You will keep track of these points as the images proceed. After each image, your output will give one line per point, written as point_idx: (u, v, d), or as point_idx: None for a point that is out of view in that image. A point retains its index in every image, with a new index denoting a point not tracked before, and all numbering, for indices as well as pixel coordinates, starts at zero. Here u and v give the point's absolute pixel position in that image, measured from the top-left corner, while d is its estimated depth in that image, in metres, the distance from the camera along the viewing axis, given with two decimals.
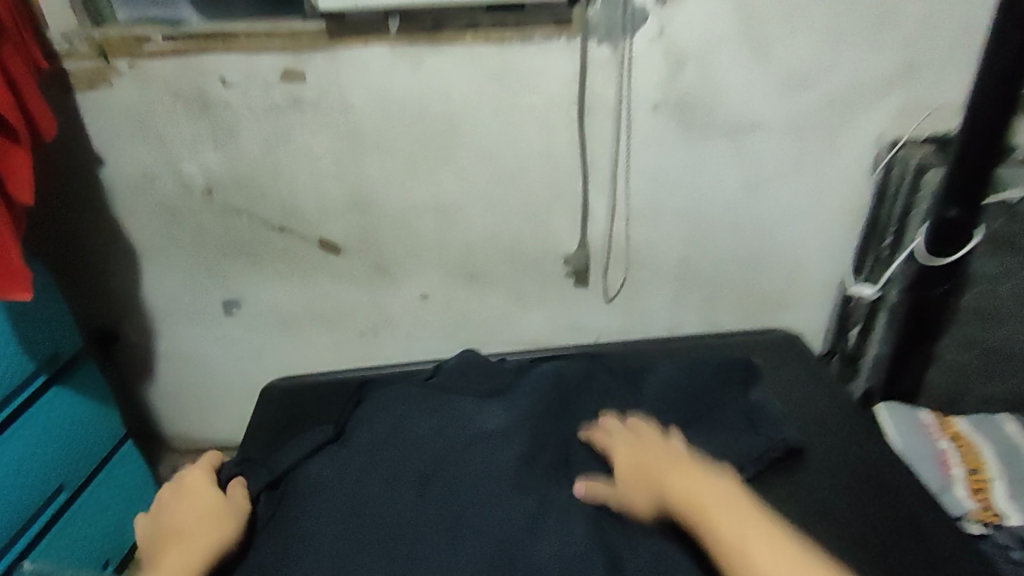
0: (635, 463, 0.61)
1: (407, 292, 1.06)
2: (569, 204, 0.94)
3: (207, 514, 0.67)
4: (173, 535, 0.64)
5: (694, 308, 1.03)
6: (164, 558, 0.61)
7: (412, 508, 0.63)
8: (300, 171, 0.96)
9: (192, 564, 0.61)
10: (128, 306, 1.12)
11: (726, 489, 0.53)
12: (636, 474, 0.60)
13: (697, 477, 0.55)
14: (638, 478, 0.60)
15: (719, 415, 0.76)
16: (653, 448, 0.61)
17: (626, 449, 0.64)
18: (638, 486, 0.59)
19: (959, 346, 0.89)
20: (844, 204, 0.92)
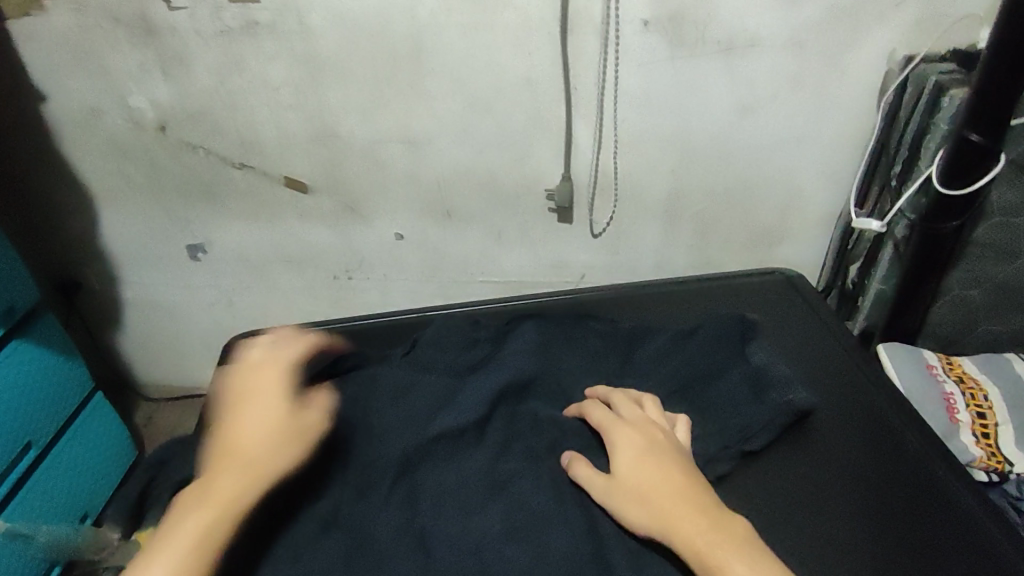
0: (643, 482, 0.56)
1: (381, 232, 1.00)
2: (551, 134, 0.87)
3: (282, 428, 0.59)
4: (254, 446, 0.57)
5: (685, 244, 0.97)
6: (216, 472, 0.54)
7: (379, 512, 0.58)
8: (258, 102, 0.88)
9: (246, 487, 0.54)
10: (91, 253, 1.06)
11: (749, 549, 0.51)
12: (641, 495, 0.56)
13: (720, 534, 0.52)
14: (644, 502, 0.55)
15: (718, 385, 0.68)
16: (667, 469, 0.57)
17: (632, 454, 0.59)
18: (640, 507, 0.55)
19: (967, 282, 0.84)
20: (849, 130, 0.85)
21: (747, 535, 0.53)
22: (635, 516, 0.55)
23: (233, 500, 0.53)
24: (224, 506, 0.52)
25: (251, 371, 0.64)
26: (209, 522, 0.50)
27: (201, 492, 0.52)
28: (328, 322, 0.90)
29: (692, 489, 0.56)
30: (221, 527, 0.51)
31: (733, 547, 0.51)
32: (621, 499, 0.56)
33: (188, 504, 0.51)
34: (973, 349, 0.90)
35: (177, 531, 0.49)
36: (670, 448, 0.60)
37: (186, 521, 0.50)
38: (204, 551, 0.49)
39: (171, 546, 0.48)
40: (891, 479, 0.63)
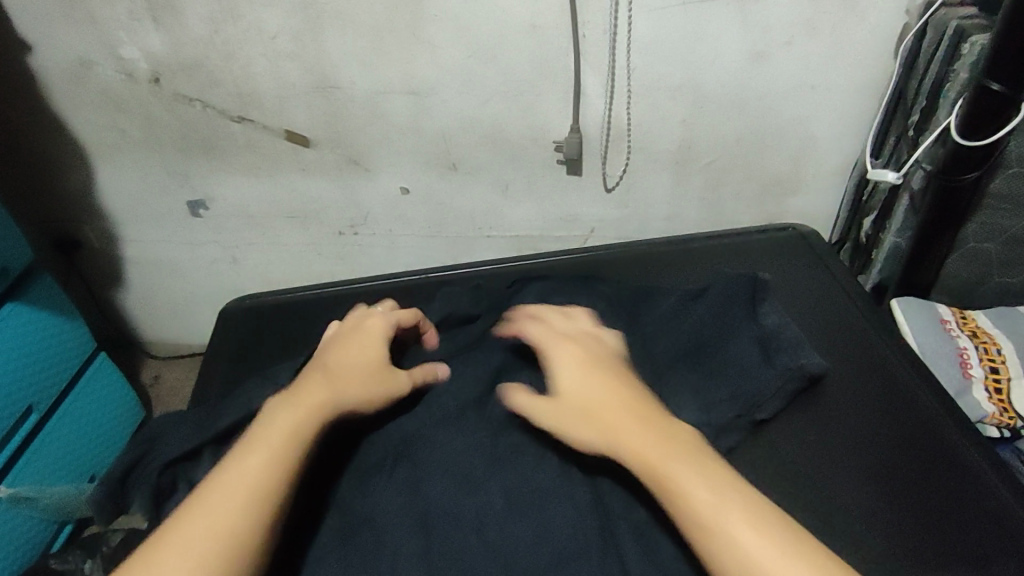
0: (585, 394, 0.56)
1: (385, 186, 0.98)
2: (558, 83, 0.84)
3: (373, 369, 0.63)
4: (342, 370, 0.61)
5: (696, 196, 0.96)
6: (305, 389, 0.58)
7: (388, 494, 0.59)
8: (254, 52, 0.84)
9: (325, 408, 0.57)
10: (90, 209, 1.04)
11: (700, 456, 0.51)
12: (582, 410, 0.55)
13: (667, 443, 0.51)
14: (588, 417, 0.55)
15: (731, 346, 0.68)
16: (603, 380, 0.57)
17: (570, 368, 0.58)
18: (586, 424, 0.55)
19: (982, 233, 0.83)
20: (866, 79, 0.82)
21: (696, 444, 0.52)
22: (585, 434, 0.55)
23: (318, 411, 0.56)
24: (308, 414, 0.56)
25: (359, 322, 0.69)
26: (295, 423, 0.55)
27: (290, 401, 0.57)
28: (334, 284, 0.88)
29: (634, 399, 0.55)
30: (308, 429, 0.55)
31: (682, 454, 0.50)
32: (568, 420, 0.56)
33: (282, 410, 0.56)
34: (984, 302, 0.89)
35: (265, 430, 0.54)
36: (609, 362, 0.59)
37: (275, 421, 0.54)
38: (291, 447, 0.53)
39: (260, 441, 0.53)
40: (905, 444, 0.63)
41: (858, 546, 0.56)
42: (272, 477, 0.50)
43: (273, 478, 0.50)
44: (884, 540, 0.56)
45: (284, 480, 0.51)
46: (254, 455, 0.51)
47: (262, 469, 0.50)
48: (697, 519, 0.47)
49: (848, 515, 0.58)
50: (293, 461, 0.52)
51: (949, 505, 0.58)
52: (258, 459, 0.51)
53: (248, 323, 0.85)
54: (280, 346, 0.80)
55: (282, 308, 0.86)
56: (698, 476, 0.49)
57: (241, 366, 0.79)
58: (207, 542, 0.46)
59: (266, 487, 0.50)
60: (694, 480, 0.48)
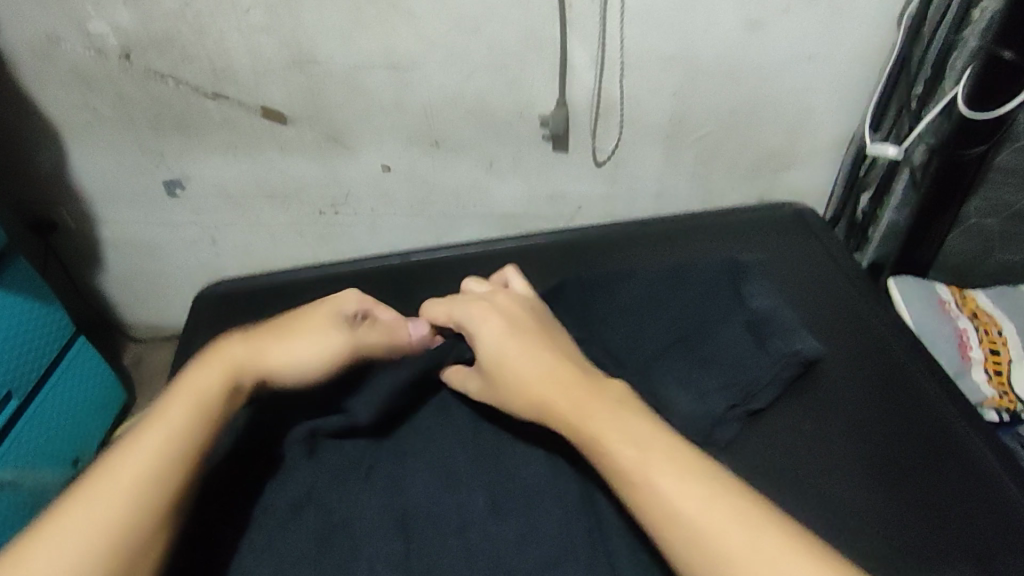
0: (502, 352, 0.55)
1: (367, 164, 0.95)
2: (546, 55, 0.80)
3: (310, 337, 0.60)
4: (274, 333, 0.60)
5: (687, 172, 0.92)
6: (229, 345, 0.57)
7: (367, 494, 0.58)
8: (227, 25, 0.81)
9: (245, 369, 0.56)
10: (65, 191, 1.01)
11: (618, 405, 0.50)
12: (513, 389, 0.54)
13: (589, 396, 0.50)
14: (511, 378, 0.54)
15: (722, 333, 0.65)
16: (529, 355, 0.54)
17: (488, 329, 0.58)
18: (521, 403, 0.54)
19: (985, 210, 0.80)
20: (865, 48, 0.78)
21: (617, 391, 0.51)
22: (513, 399, 0.55)
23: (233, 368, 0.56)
24: (221, 370, 0.55)
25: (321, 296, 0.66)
26: (209, 384, 0.54)
27: (203, 357, 0.56)
28: (311, 268, 0.85)
29: (554, 354, 0.55)
30: (221, 387, 0.54)
31: (602, 408, 0.49)
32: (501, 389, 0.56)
33: (198, 368, 0.55)
34: (984, 280, 0.87)
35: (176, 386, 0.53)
36: (532, 319, 0.59)
37: (186, 379, 0.54)
38: (203, 401, 0.52)
39: (172, 397, 0.52)
40: (909, 432, 0.61)
41: (864, 544, 0.54)
42: (180, 432, 0.50)
43: (182, 432, 0.50)
44: (893, 538, 0.54)
45: (196, 430, 0.50)
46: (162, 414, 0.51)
47: (172, 426, 0.50)
48: (623, 471, 0.46)
49: (848, 506, 0.56)
50: (201, 416, 0.51)
51: (959, 498, 0.56)
52: (163, 417, 0.50)
53: (222, 309, 0.82)
54: None
55: (259, 294, 0.83)
56: (617, 423, 0.48)
57: None
58: (100, 502, 0.45)
59: (177, 442, 0.49)
60: (621, 429, 0.47)
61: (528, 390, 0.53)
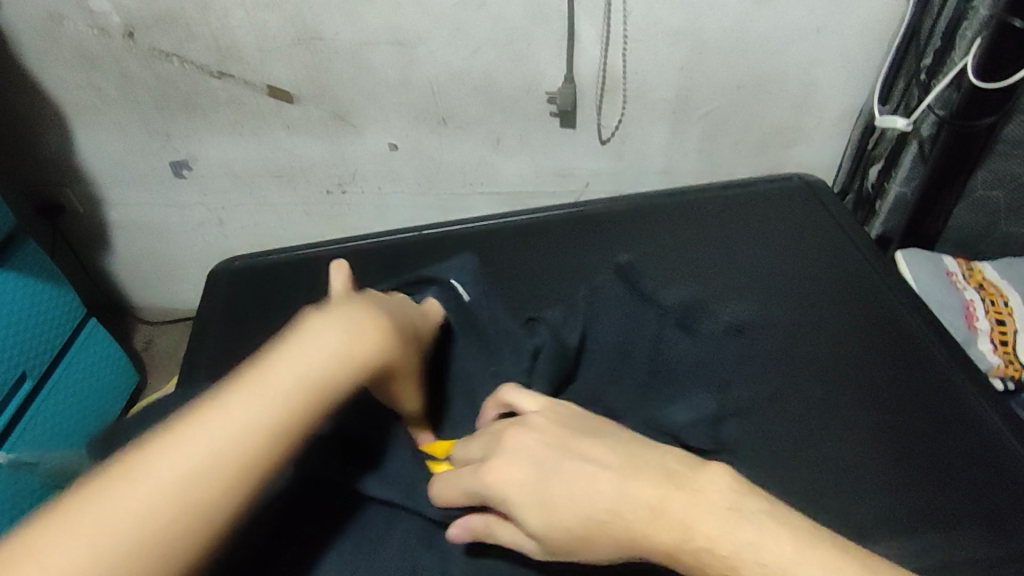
0: (546, 492, 0.39)
1: (373, 142, 0.95)
2: (552, 30, 0.80)
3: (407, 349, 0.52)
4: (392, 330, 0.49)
5: (695, 147, 0.92)
6: (359, 323, 0.45)
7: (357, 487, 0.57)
8: (231, 2, 0.80)
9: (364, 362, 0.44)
10: (71, 173, 1.01)
11: (739, 505, 0.36)
12: (578, 530, 0.38)
13: (685, 498, 0.36)
14: (576, 525, 0.38)
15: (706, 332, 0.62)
16: (589, 479, 0.39)
17: (513, 472, 0.41)
18: (600, 542, 0.38)
19: (993, 180, 0.80)
20: (874, 20, 0.78)
21: (727, 487, 0.37)
22: (594, 552, 0.38)
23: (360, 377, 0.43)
24: (351, 371, 0.42)
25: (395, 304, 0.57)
26: (328, 378, 0.41)
27: (347, 338, 0.43)
28: (324, 245, 0.86)
29: (617, 465, 0.39)
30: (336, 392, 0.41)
31: (720, 517, 0.35)
32: (571, 548, 0.39)
33: (320, 346, 0.42)
34: (992, 251, 0.87)
35: (288, 365, 0.40)
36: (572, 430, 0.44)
37: (309, 359, 0.41)
38: (318, 406, 0.40)
39: (285, 382, 0.39)
40: (918, 399, 0.62)
41: (878, 503, 0.55)
42: (272, 434, 0.37)
43: (274, 435, 0.37)
44: (905, 501, 0.55)
45: (286, 441, 0.37)
46: (260, 397, 0.38)
47: (266, 421, 0.37)
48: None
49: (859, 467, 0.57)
50: (303, 425, 0.38)
51: (970, 462, 0.57)
52: (255, 407, 0.37)
53: (238, 286, 0.83)
54: (271, 310, 0.78)
55: (274, 270, 0.84)
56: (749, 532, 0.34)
57: (231, 330, 0.77)
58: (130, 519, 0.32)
59: (264, 451, 0.36)
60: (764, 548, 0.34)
61: (603, 520, 0.37)
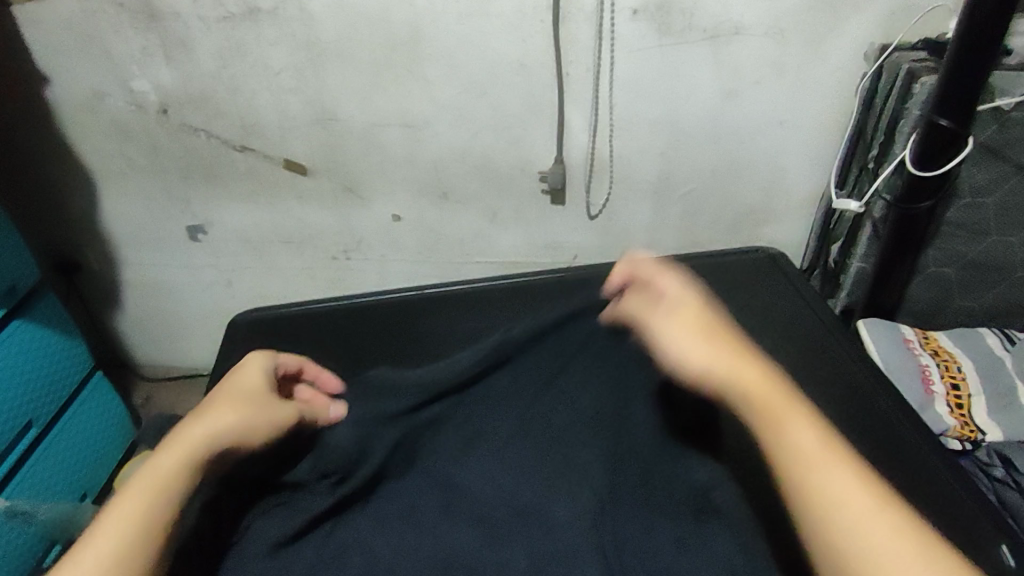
0: (700, 304, 0.53)
1: (378, 213, 1.03)
2: (545, 117, 0.90)
3: (241, 405, 0.57)
4: (215, 402, 0.57)
5: (674, 225, 1.01)
6: (180, 424, 0.55)
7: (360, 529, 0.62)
8: (259, 85, 0.90)
9: (201, 437, 0.54)
10: (93, 234, 1.08)
11: (817, 420, 0.48)
12: (705, 328, 0.51)
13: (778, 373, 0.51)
14: (700, 326, 0.51)
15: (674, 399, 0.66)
16: (726, 325, 0.53)
17: (694, 301, 0.53)
18: (708, 341, 0.50)
19: (944, 259, 0.88)
20: (830, 115, 0.88)
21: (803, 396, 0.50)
22: (689, 344, 0.49)
23: (189, 455, 0.52)
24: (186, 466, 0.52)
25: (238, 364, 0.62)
26: (168, 469, 0.51)
27: (172, 447, 0.52)
28: (329, 300, 0.92)
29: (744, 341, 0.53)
30: (179, 479, 0.51)
31: (789, 402, 0.48)
32: (678, 334, 0.50)
33: (153, 458, 0.52)
34: (949, 325, 0.94)
35: (135, 490, 0.50)
36: (725, 334, 0.51)
37: (149, 472, 0.51)
38: (154, 508, 0.49)
39: (132, 484, 0.50)
40: (873, 449, 0.67)
41: None
42: (131, 543, 0.47)
43: (132, 544, 0.47)
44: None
45: (146, 543, 0.48)
46: (120, 500, 0.49)
47: (126, 528, 0.48)
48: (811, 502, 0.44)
49: None
50: (158, 526, 0.49)
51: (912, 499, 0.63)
52: (120, 522, 0.48)
53: (248, 339, 0.88)
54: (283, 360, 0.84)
55: (284, 323, 0.89)
56: (814, 443, 0.46)
57: None
58: None
59: (131, 554, 0.47)
60: (846, 521, 0.43)
61: (729, 339, 0.50)
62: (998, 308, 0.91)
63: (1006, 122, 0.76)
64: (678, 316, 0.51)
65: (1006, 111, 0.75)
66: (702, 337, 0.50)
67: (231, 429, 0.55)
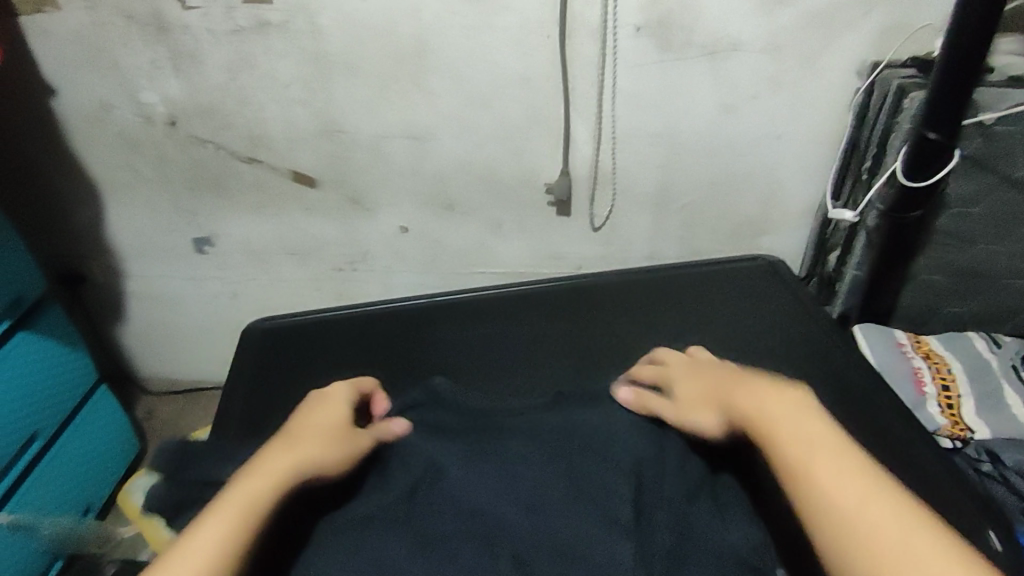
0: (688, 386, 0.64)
1: (384, 224, 1.04)
2: (549, 130, 0.92)
3: (326, 439, 0.59)
4: (299, 433, 0.58)
5: (675, 235, 1.04)
6: (267, 452, 0.55)
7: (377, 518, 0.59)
8: (267, 98, 0.91)
9: (289, 464, 0.54)
10: (95, 245, 1.09)
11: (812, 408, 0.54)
12: (701, 400, 0.62)
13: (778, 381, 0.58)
14: (696, 402, 0.62)
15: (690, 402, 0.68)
16: (716, 376, 0.64)
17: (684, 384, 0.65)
18: (707, 408, 0.61)
19: (934, 266, 0.91)
20: (824, 128, 0.92)
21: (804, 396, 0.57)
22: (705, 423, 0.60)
23: (280, 484, 0.53)
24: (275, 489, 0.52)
25: (320, 400, 0.64)
26: (257, 489, 0.51)
27: (264, 470, 0.53)
28: (342, 308, 0.93)
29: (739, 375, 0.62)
30: (267, 499, 0.51)
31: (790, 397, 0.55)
32: (679, 408, 0.63)
33: (243, 478, 0.52)
34: (939, 330, 0.98)
35: (228, 502, 0.50)
36: (720, 390, 0.61)
37: (244, 488, 0.51)
38: (241, 520, 0.49)
39: (221, 508, 0.49)
40: (875, 448, 0.70)
41: None
42: (219, 554, 0.46)
43: (221, 555, 0.46)
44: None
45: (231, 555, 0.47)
46: (212, 514, 0.49)
47: (216, 537, 0.47)
48: (786, 468, 0.49)
49: None
50: (244, 540, 0.48)
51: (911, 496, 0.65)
52: (214, 529, 0.48)
53: (261, 348, 0.89)
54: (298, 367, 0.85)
55: (298, 332, 0.91)
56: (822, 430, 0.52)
57: (260, 387, 0.83)
58: None
59: (217, 561, 0.46)
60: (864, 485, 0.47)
61: (721, 387, 0.61)
62: (985, 313, 0.95)
63: (990, 136, 0.80)
64: (678, 402, 0.63)
65: (990, 125, 0.79)
66: (698, 401, 0.62)
67: (316, 461, 0.56)
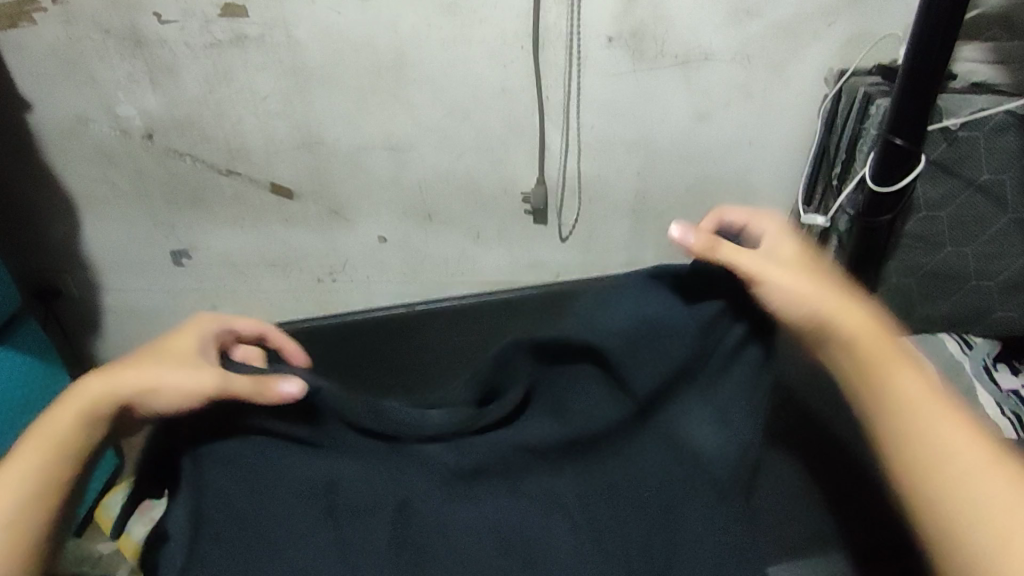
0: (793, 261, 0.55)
1: (364, 234, 1.05)
2: (527, 139, 0.93)
3: (151, 370, 0.49)
4: (136, 359, 0.51)
5: (652, 242, 1.05)
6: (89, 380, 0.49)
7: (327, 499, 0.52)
8: (245, 111, 0.92)
9: (94, 399, 0.48)
10: (72, 259, 1.08)
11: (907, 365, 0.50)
12: (803, 280, 0.52)
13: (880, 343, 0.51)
14: (800, 279, 0.52)
15: None
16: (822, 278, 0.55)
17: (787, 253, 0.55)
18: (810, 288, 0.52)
19: (904, 269, 0.93)
20: (793, 134, 0.94)
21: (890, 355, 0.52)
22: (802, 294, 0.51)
23: (86, 410, 0.47)
24: (76, 424, 0.47)
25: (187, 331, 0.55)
26: (59, 427, 0.47)
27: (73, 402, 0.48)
28: (321, 317, 0.93)
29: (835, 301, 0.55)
30: (68, 436, 0.47)
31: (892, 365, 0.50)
32: (784, 273, 0.52)
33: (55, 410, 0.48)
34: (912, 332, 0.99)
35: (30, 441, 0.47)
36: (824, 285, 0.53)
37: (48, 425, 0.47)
38: (34, 464, 0.45)
39: (23, 445, 0.46)
40: None
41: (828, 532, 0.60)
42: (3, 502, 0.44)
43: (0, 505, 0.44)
44: (831, 517, 0.61)
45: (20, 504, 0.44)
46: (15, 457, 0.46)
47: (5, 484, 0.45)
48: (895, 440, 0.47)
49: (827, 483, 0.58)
50: (34, 484, 0.45)
51: None
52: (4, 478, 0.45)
53: None
54: None
55: None
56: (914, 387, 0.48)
57: None
58: None
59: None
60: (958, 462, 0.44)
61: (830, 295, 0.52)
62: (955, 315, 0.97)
63: (954, 140, 0.82)
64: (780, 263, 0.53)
65: (953, 130, 0.81)
66: (806, 286, 0.52)
67: (134, 373, 0.49)
